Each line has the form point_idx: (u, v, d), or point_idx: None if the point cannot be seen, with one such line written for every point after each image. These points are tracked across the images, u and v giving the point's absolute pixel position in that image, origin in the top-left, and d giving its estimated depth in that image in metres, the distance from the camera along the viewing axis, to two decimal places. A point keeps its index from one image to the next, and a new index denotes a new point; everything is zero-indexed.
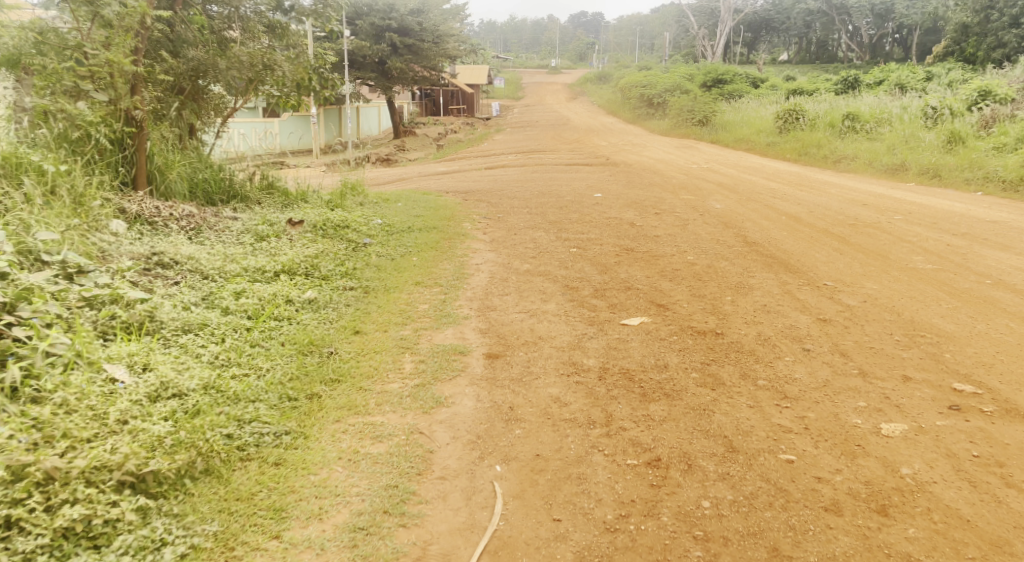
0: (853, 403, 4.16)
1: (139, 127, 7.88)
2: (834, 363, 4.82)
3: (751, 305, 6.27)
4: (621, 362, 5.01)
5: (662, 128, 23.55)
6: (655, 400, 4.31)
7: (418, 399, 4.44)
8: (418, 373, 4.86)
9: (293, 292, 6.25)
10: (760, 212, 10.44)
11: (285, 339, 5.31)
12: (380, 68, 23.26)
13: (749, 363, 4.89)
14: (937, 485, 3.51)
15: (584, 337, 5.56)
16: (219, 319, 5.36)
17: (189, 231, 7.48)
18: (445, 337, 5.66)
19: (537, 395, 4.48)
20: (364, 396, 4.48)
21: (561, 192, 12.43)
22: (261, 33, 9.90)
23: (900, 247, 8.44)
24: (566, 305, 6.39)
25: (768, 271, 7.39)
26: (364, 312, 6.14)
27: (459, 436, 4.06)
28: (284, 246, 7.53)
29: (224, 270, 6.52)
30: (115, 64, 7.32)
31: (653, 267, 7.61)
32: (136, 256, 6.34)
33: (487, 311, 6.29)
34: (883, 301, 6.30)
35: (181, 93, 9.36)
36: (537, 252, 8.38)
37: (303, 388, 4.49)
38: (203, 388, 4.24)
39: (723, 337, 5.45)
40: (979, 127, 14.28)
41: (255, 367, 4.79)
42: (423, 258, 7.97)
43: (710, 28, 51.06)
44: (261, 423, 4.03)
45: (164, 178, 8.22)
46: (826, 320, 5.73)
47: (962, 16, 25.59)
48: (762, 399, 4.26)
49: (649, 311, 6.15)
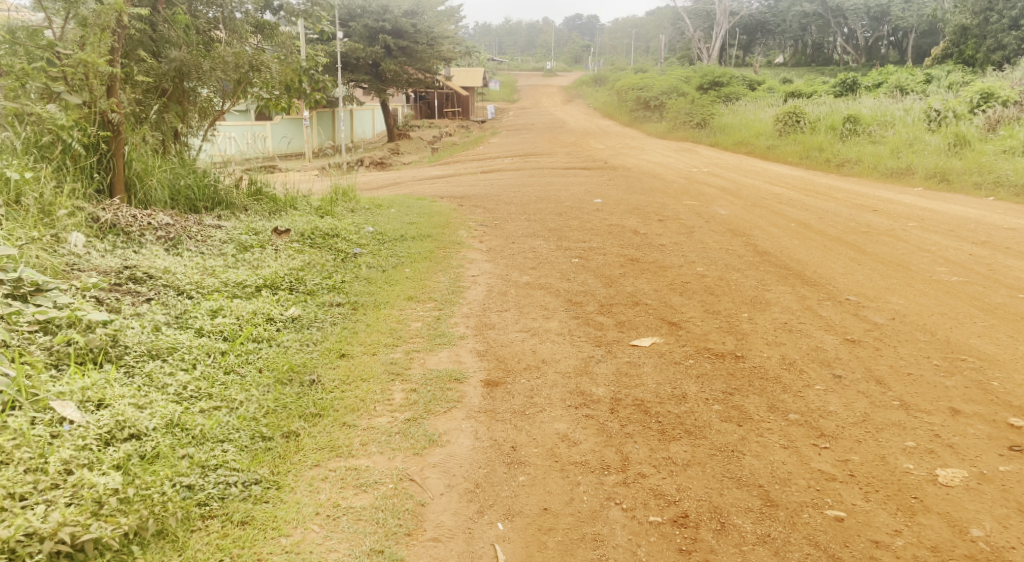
0: (901, 442, 3.69)
1: (116, 131, 7.34)
2: (870, 393, 4.35)
3: (769, 323, 5.80)
4: (634, 391, 4.51)
5: (659, 131, 23.09)
6: (676, 438, 3.83)
7: (409, 437, 3.95)
8: (409, 405, 4.37)
9: (274, 309, 5.77)
10: (768, 219, 9.99)
11: (263, 365, 4.81)
12: (374, 70, 22.76)
13: (775, 393, 4.41)
14: (1016, 552, 3.04)
15: (591, 361, 5.07)
16: (190, 342, 4.87)
17: (167, 242, 6.94)
18: (440, 361, 5.17)
19: (542, 431, 3.99)
20: (347, 434, 3.99)
21: (560, 197, 11.94)
22: (249, 34, 9.40)
23: (918, 257, 7.99)
24: (569, 323, 5.91)
25: (783, 284, 6.92)
26: (350, 332, 5.65)
27: (455, 485, 3.57)
28: (268, 257, 7.04)
29: (201, 284, 6.01)
30: (90, 65, 6.84)
31: (661, 280, 7.13)
32: (104, 271, 5.83)
33: (484, 330, 5.80)
34: (912, 319, 5.84)
35: (164, 94, 8.77)
36: (537, 262, 7.90)
37: (279, 424, 3.99)
38: (165, 427, 3.76)
39: (743, 361, 4.97)
40: (986, 130, 13.86)
41: (228, 399, 4.28)
42: (416, 269, 7.48)
43: (705, 30, 50.58)
44: (227, 470, 3.54)
45: (143, 185, 7.72)
46: (855, 342, 5.27)
47: (961, 18, 25.20)
48: (796, 437, 3.78)
49: (660, 331, 5.67)
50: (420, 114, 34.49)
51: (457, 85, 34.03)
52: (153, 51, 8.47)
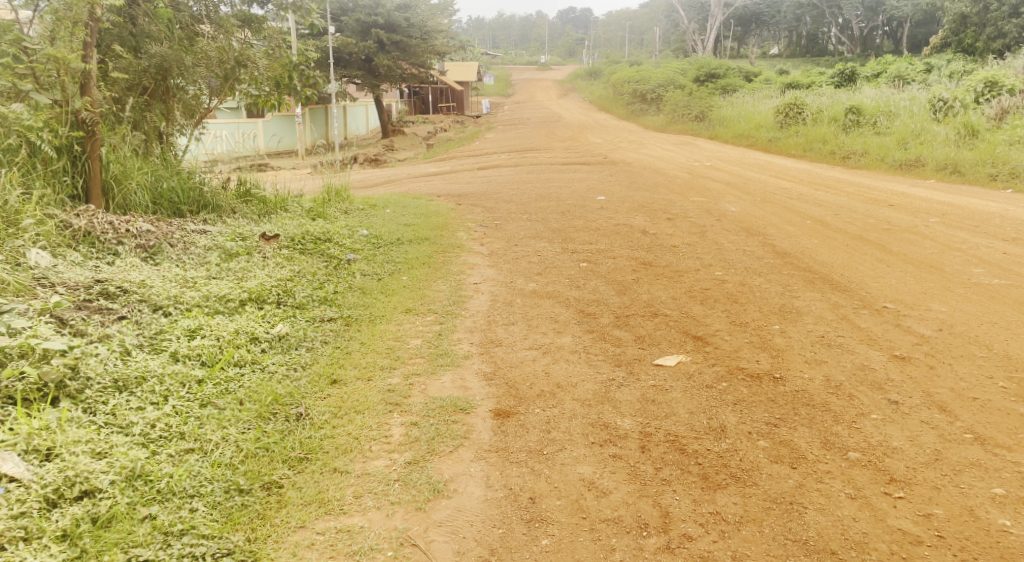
0: (988, 490, 3.32)
1: (91, 131, 6.76)
2: (935, 423, 3.84)
3: (804, 336, 5.26)
4: (665, 423, 3.99)
5: (657, 123, 22.48)
6: (721, 485, 3.41)
7: (409, 486, 3.47)
8: (409, 443, 3.83)
9: (259, 327, 5.22)
10: (781, 216, 9.46)
11: (245, 395, 4.25)
12: (366, 65, 22.07)
13: (827, 423, 3.89)
14: None
15: (611, 385, 4.51)
16: (162, 368, 4.32)
17: (146, 251, 6.35)
18: (443, 387, 4.61)
19: (563, 477, 3.52)
20: (338, 483, 3.49)
21: (562, 195, 11.37)
22: (235, 27, 8.72)
23: (949, 257, 7.45)
24: (583, 339, 5.35)
25: (811, 290, 6.38)
26: (343, 353, 5.09)
27: (466, 551, 3.15)
28: (255, 267, 6.47)
29: (179, 298, 5.44)
30: (61, 60, 6.29)
31: (678, 286, 6.58)
32: (72, 286, 5.26)
33: (490, 347, 5.25)
34: (961, 330, 5.30)
35: (146, 92, 8.13)
36: (543, 267, 7.35)
37: (259, 472, 3.49)
38: (124, 481, 3.27)
39: (784, 384, 4.42)
40: (995, 119, 13.30)
41: (202, 439, 3.75)
42: (414, 276, 6.93)
43: (700, 21, 49.84)
44: (194, 537, 3.11)
45: (121, 188, 7.11)
46: (905, 359, 4.74)
47: (961, 5, 24.52)
48: (864, 484, 3.38)
49: (685, 347, 5.11)
50: (414, 109, 33.84)
51: (451, 80, 33.28)
52: (133, 47, 7.87)
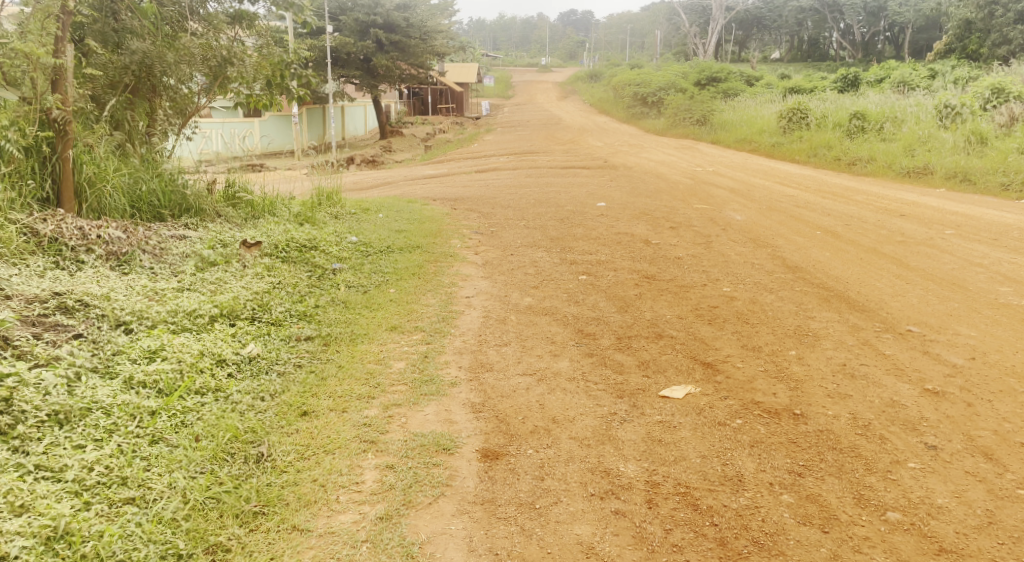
0: None
1: (62, 131, 6.21)
2: (983, 476, 3.43)
3: (824, 363, 4.79)
4: (672, 467, 3.55)
5: (657, 127, 22.03)
6: (742, 555, 3.04)
7: (379, 550, 3.10)
8: (384, 492, 3.41)
9: (226, 348, 4.73)
10: (789, 225, 9.01)
11: (202, 429, 3.76)
12: (364, 65, 21.59)
13: (858, 473, 3.45)
14: None
15: (613, 420, 4.04)
16: (111, 399, 3.82)
17: (116, 261, 5.83)
18: (426, 420, 4.12)
19: (558, 540, 3.14)
20: (297, 547, 3.12)
21: (560, 201, 10.88)
22: (224, 24, 8.16)
23: (971, 273, 6.98)
24: (582, 364, 4.87)
25: (827, 309, 5.91)
26: (318, 379, 4.59)
27: None
28: (232, 278, 5.95)
29: (143, 314, 4.95)
30: (30, 56, 5.76)
31: (685, 304, 6.10)
32: (28, 299, 4.74)
33: (480, 373, 4.76)
34: (994, 359, 4.84)
35: (127, 89, 7.59)
36: (540, 280, 6.87)
37: (203, 532, 3.13)
38: (42, 544, 2.92)
39: (805, 422, 3.93)
40: (1006, 125, 12.80)
41: (146, 487, 3.30)
42: (401, 289, 6.44)
43: (701, 25, 49.39)
44: None
45: (96, 191, 6.54)
46: (938, 393, 4.28)
47: (966, 11, 24.02)
48: (908, 556, 3.03)
49: (694, 376, 4.62)
50: (413, 109, 33.37)
51: (450, 80, 32.78)
52: (114, 43, 7.29)
